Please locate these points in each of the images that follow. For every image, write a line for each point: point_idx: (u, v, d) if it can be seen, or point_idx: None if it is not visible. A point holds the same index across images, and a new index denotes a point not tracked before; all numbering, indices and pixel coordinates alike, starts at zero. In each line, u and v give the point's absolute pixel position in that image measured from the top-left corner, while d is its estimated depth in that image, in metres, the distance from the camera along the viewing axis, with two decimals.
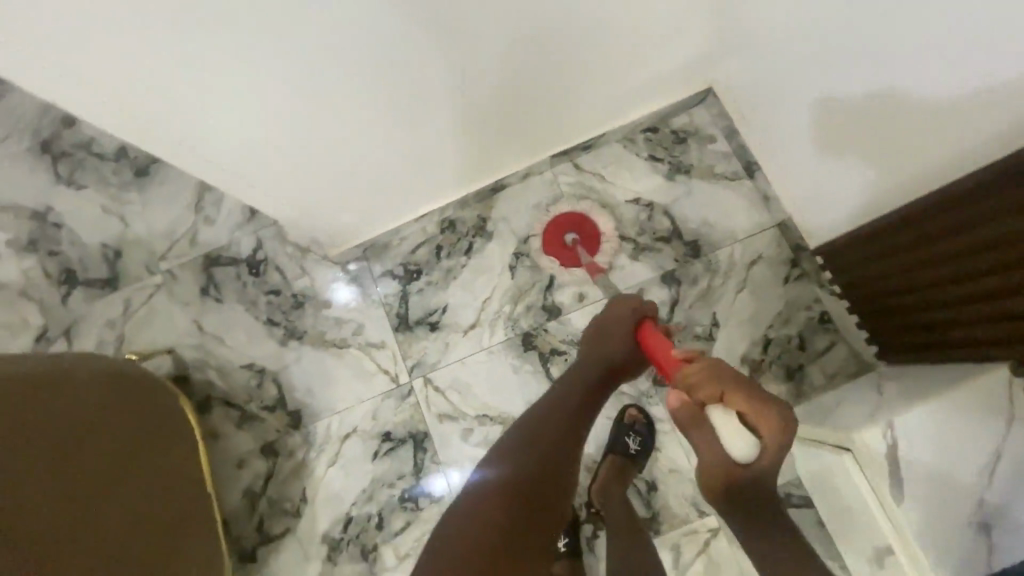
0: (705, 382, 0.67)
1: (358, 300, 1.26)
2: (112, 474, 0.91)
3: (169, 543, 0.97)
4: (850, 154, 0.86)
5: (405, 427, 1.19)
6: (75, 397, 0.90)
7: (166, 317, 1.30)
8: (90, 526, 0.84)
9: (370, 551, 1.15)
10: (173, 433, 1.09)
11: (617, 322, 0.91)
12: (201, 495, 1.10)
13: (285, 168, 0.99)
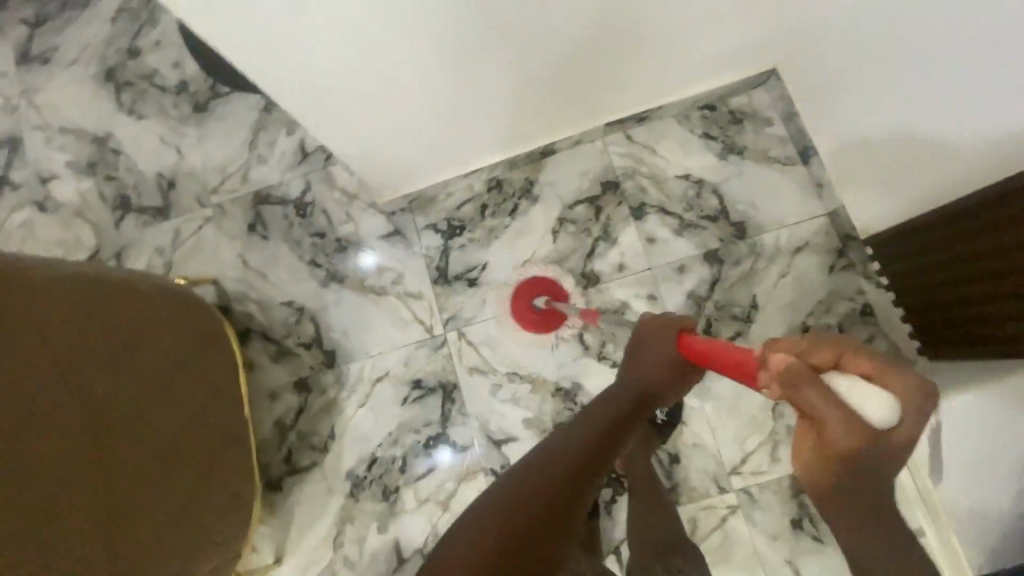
0: (816, 347, 0.61)
1: (399, 250, 1.28)
2: (120, 409, 0.84)
3: (192, 475, 0.93)
4: (898, 156, 0.94)
5: (435, 377, 1.21)
6: (72, 325, 0.80)
7: (213, 249, 1.34)
8: (96, 469, 0.77)
9: (392, 492, 1.18)
10: (192, 355, 1.02)
11: (656, 338, 0.90)
12: (231, 419, 1.07)
13: (350, 130, 0.98)
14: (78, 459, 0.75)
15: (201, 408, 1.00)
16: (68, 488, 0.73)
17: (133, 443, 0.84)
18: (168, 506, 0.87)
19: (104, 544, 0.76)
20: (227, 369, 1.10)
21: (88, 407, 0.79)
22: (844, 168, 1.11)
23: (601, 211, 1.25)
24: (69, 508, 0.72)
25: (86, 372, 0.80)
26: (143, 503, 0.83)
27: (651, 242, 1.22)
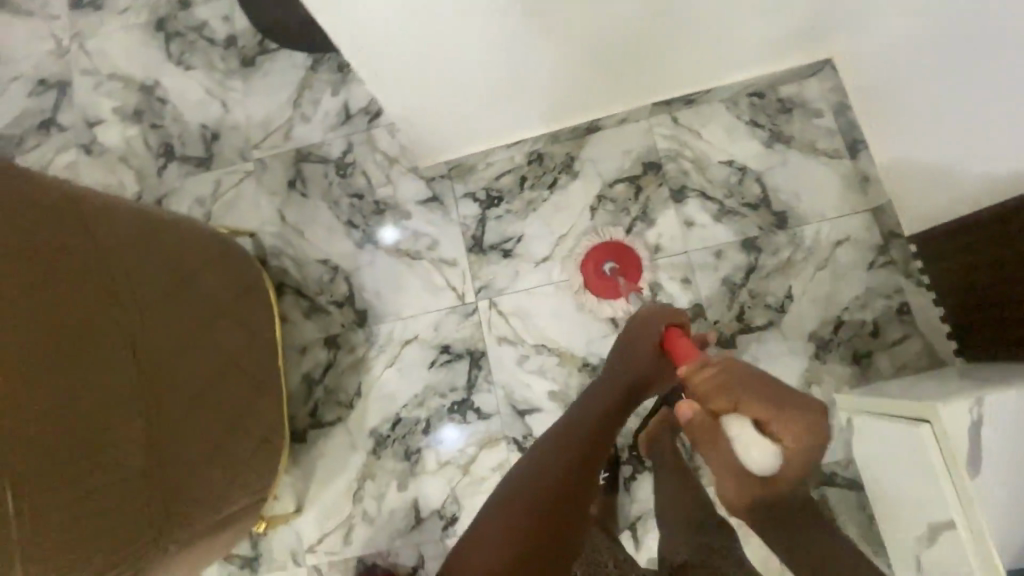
0: (718, 394, 0.80)
1: (436, 216, 1.29)
2: (145, 347, 0.78)
3: (220, 422, 0.89)
4: (945, 159, 0.95)
5: (464, 343, 1.22)
6: (95, 255, 0.74)
7: (253, 203, 1.35)
8: (130, 407, 0.72)
9: (414, 453, 1.19)
10: (214, 300, 0.97)
11: (648, 330, 0.97)
12: (254, 369, 1.03)
13: (413, 99, 0.99)
14: (110, 396, 0.70)
15: (224, 355, 0.95)
16: (103, 425, 0.68)
17: (161, 385, 0.79)
18: (200, 451, 0.83)
19: (145, 484, 0.72)
20: (249, 318, 1.06)
21: (117, 342, 0.73)
22: (896, 165, 1.10)
23: (641, 192, 1.24)
24: (106, 445, 0.68)
25: (112, 305, 0.74)
26: (177, 445, 0.79)
27: (689, 225, 1.21)
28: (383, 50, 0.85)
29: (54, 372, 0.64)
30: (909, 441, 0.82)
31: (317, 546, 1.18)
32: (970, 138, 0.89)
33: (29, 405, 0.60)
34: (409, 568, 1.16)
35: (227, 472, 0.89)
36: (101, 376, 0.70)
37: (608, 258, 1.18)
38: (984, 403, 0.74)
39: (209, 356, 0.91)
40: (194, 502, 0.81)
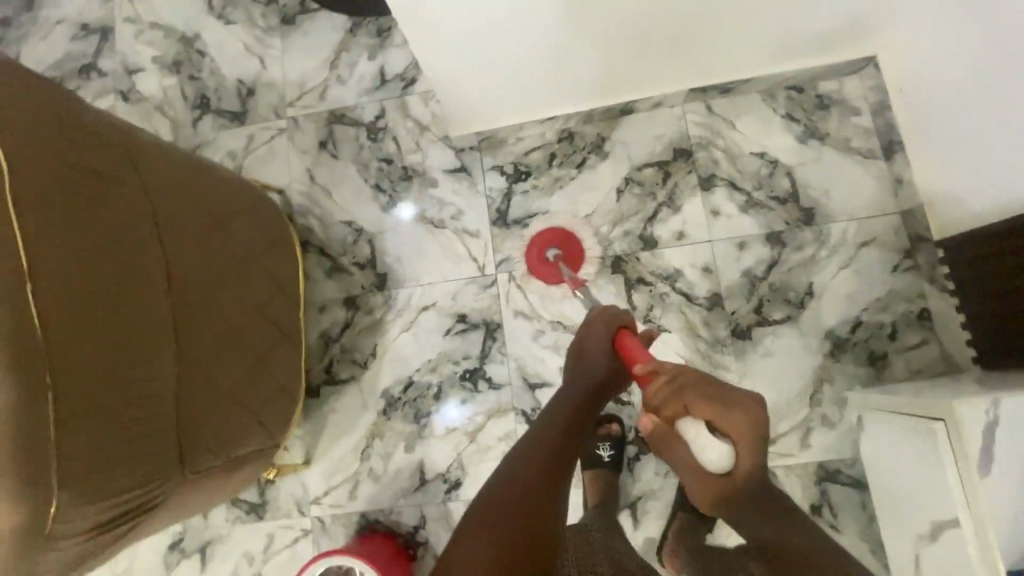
0: (671, 400, 0.76)
1: (462, 187, 1.30)
2: (172, 281, 0.79)
3: (240, 363, 0.90)
4: (986, 164, 0.94)
5: (481, 314, 1.24)
6: (127, 184, 0.75)
7: (283, 160, 1.37)
8: (158, 336, 0.73)
9: (423, 417, 1.21)
10: (242, 244, 0.97)
11: (598, 330, 0.93)
12: (277, 316, 1.03)
13: (451, 63, 1.00)
14: (141, 323, 0.71)
15: (249, 299, 0.95)
16: (135, 358, 0.69)
17: (185, 318, 0.80)
18: (218, 389, 0.84)
19: (168, 413, 0.73)
20: (277, 266, 1.06)
21: (148, 272, 0.74)
22: (931, 169, 1.08)
23: (669, 177, 1.24)
24: (136, 370, 0.69)
25: (144, 235, 0.75)
26: (198, 379, 0.80)
27: (715, 215, 1.21)
28: (419, 11, 0.86)
29: (88, 294, 0.65)
30: (920, 438, 0.83)
31: (322, 499, 1.21)
32: (1009, 143, 0.88)
33: (56, 348, 0.61)
34: (410, 527, 1.18)
35: (247, 413, 0.92)
36: (133, 302, 0.70)
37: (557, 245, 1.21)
38: (1001, 404, 0.74)
39: (226, 308, 0.89)
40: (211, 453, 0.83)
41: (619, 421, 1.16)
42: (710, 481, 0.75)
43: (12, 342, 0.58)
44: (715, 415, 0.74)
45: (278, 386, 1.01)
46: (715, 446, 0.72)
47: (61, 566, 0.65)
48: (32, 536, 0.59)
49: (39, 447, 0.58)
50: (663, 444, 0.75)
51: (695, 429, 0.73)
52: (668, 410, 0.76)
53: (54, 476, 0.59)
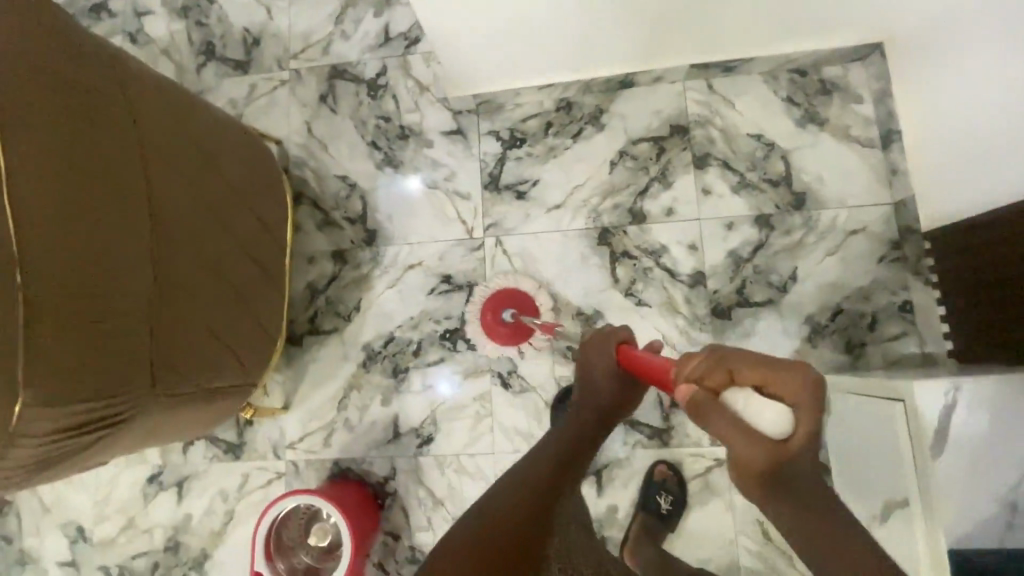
0: (710, 368, 0.55)
1: (457, 149, 1.30)
2: (161, 210, 0.81)
3: (219, 298, 0.91)
4: (973, 157, 0.94)
5: (465, 276, 1.25)
6: (111, 107, 0.76)
7: (283, 111, 1.37)
8: (135, 258, 0.75)
9: (401, 372, 1.23)
10: (230, 182, 0.98)
11: (601, 348, 0.86)
12: (261, 258, 1.04)
13: (448, 23, 1.01)
14: (116, 243, 0.72)
15: (233, 236, 0.96)
16: (115, 285, 0.71)
17: (166, 245, 0.81)
18: (197, 319, 0.86)
19: (142, 334, 0.75)
20: (264, 208, 1.07)
21: (129, 194, 0.75)
22: (926, 159, 1.07)
23: (664, 153, 1.23)
24: (106, 285, 0.70)
25: (126, 157, 0.76)
26: (175, 307, 0.81)
27: (706, 193, 1.21)
28: None
29: (73, 219, 0.68)
30: (882, 418, 0.83)
31: (297, 444, 1.24)
32: (993, 137, 0.88)
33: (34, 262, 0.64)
34: (381, 477, 1.21)
35: (229, 355, 0.94)
36: (109, 221, 0.72)
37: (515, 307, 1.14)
38: (962, 388, 0.73)
39: (216, 253, 0.91)
40: (187, 388, 0.85)
41: None
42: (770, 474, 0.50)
43: None
44: (769, 375, 0.51)
45: (258, 335, 1.03)
46: (774, 417, 0.49)
47: (30, 464, 0.68)
48: None
49: None
50: (705, 419, 0.53)
51: (743, 396, 0.51)
52: (711, 375, 0.55)
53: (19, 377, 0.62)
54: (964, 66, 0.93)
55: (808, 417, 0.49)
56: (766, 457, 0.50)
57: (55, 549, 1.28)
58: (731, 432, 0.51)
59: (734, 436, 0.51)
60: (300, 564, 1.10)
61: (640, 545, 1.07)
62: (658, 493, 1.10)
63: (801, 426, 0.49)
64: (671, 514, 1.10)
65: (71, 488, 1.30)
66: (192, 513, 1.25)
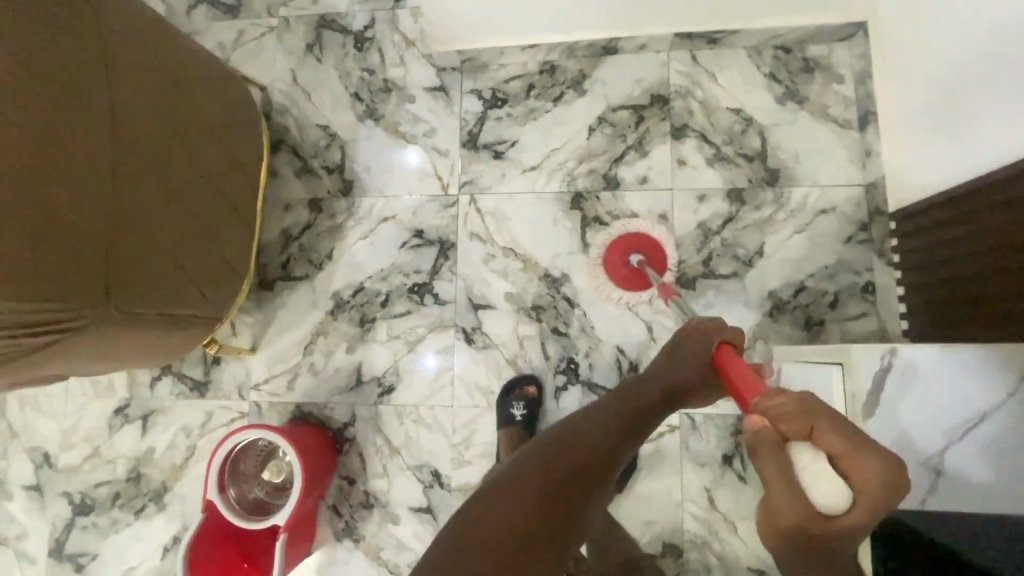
0: (791, 414, 0.51)
1: (439, 106, 1.30)
2: (137, 135, 0.83)
3: (182, 223, 0.92)
4: (937, 137, 0.95)
5: (438, 231, 1.26)
6: (80, 22, 0.77)
7: (270, 58, 1.37)
8: (87, 169, 0.76)
9: (367, 322, 1.25)
10: (203, 109, 0.98)
11: (702, 339, 0.80)
12: (231, 192, 1.04)
13: None
14: (73, 154, 0.74)
15: (210, 174, 0.98)
16: (74, 196, 0.74)
17: (127, 163, 0.82)
18: (156, 240, 0.86)
19: (92, 244, 0.76)
20: (240, 144, 1.07)
21: (93, 111, 0.77)
22: (898, 139, 1.07)
23: (642, 122, 1.24)
24: (62, 195, 0.73)
25: (85, 70, 0.77)
26: (133, 224, 0.82)
27: (681, 164, 1.21)
28: None
29: (40, 127, 0.71)
30: (821, 381, 0.85)
31: (262, 385, 1.26)
32: (954, 115, 0.89)
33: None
34: (340, 423, 1.22)
35: (191, 290, 0.96)
36: (75, 134, 0.75)
37: (643, 252, 1.15)
38: (898, 352, 0.75)
39: (190, 187, 0.93)
40: (145, 313, 0.87)
41: (536, 383, 1.16)
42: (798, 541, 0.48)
43: None
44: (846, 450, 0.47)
45: (226, 276, 1.05)
46: (827, 490, 0.46)
47: None
48: None
49: None
50: (759, 460, 0.51)
51: (808, 457, 0.48)
52: (790, 422, 0.51)
53: None
54: (934, 43, 0.93)
55: (871, 507, 0.45)
56: (802, 522, 0.47)
57: (20, 473, 1.31)
58: (775, 480, 0.49)
59: (779, 486, 0.49)
60: (251, 496, 1.13)
61: None
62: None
63: (858, 513, 0.45)
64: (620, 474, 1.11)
65: (40, 415, 1.32)
66: (155, 447, 1.27)
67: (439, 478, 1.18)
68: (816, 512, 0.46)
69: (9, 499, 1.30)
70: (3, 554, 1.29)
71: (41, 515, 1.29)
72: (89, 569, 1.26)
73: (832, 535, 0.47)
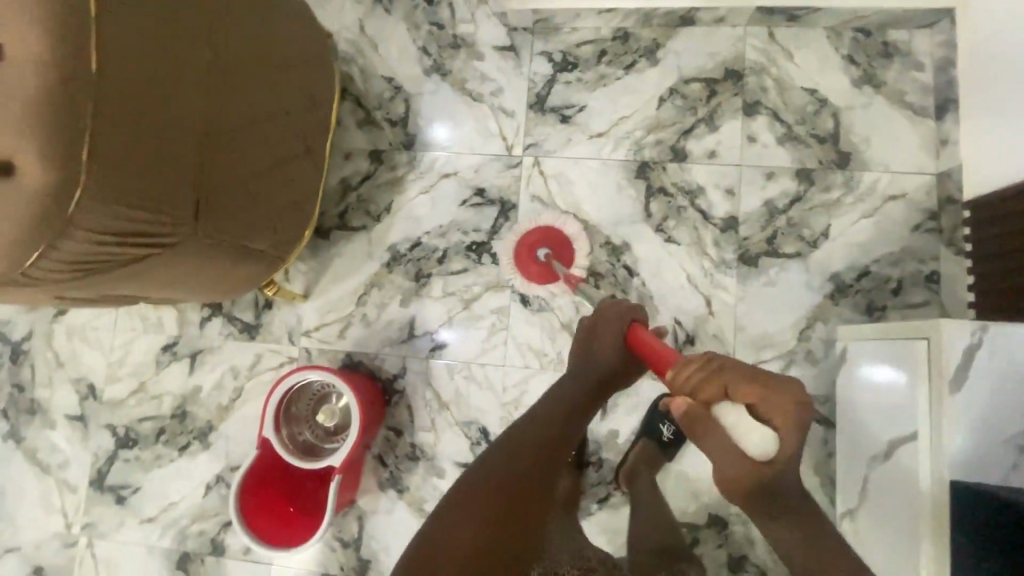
0: (704, 383, 0.68)
1: (508, 66, 1.29)
2: (232, 59, 0.81)
3: (263, 153, 0.90)
4: (1013, 127, 0.95)
5: (500, 191, 1.25)
6: None
7: (336, 5, 1.35)
8: (191, 82, 0.73)
9: (423, 277, 1.25)
10: (287, 38, 0.95)
11: (614, 321, 0.89)
12: (306, 130, 1.02)
13: None
14: (180, 70, 0.72)
15: (291, 110, 0.96)
16: (179, 114, 0.72)
17: (224, 82, 0.80)
18: (240, 166, 0.85)
19: (191, 161, 0.74)
20: (319, 82, 1.05)
21: (197, 29, 0.75)
22: (978, 128, 1.06)
23: (715, 96, 1.22)
24: (170, 111, 0.71)
25: None
26: (223, 148, 0.80)
27: (751, 141, 1.20)
28: None
29: (151, 38, 0.68)
30: (899, 355, 0.84)
31: (313, 332, 1.26)
32: None
33: (110, 68, 0.64)
34: (390, 375, 1.23)
35: (266, 225, 0.95)
36: (182, 50, 0.72)
37: (540, 243, 1.14)
38: (988, 330, 0.76)
39: (274, 120, 0.92)
40: (224, 242, 0.86)
41: None
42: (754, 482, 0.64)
43: (59, 26, 0.61)
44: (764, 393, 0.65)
45: (297, 216, 1.04)
46: (758, 438, 0.64)
47: (75, 268, 0.69)
48: (48, 215, 0.62)
49: (70, 132, 0.61)
50: (701, 436, 0.66)
51: (734, 413, 0.65)
52: (705, 389, 0.68)
53: (81, 167, 0.62)
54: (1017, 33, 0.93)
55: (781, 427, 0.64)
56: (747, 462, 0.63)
57: (64, 402, 1.31)
58: (723, 443, 0.64)
59: (724, 444, 0.64)
60: (302, 438, 1.14)
61: (642, 468, 1.11)
62: (662, 421, 1.12)
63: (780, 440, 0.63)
64: (671, 444, 1.12)
65: (87, 347, 1.32)
66: (202, 386, 1.27)
67: (487, 435, 1.19)
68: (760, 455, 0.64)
69: (52, 427, 1.31)
70: (45, 481, 1.30)
71: (84, 446, 1.29)
72: (131, 501, 1.27)
73: (777, 474, 0.64)
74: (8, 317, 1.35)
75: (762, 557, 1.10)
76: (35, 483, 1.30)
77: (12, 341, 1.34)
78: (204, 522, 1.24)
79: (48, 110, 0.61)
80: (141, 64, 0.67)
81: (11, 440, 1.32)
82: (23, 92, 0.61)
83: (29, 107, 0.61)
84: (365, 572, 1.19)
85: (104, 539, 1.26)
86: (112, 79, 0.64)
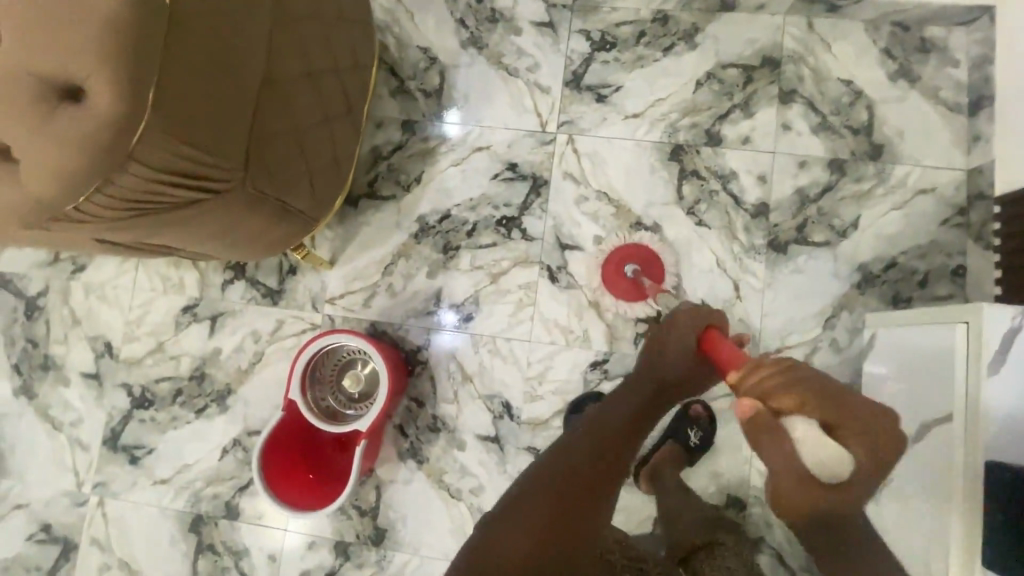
0: (783, 392, 0.70)
1: (545, 42, 1.28)
2: (288, 14, 0.81)
3: (311, 107, 0.89)
4: None
5: (532, 167, 1.25)
6: None
7: None
8: (251, 30, 0.73)
9: (451, 249, 1.24)
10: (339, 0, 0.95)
11: (688, 330, 0.93)
12: (350, 95, 1.01)
13: None
14: (242, 19, 0.71)
15: (338, 73, 0.96)
16: (240, 61, 0.71)
17: (279, 32, 0.79)
18: (290, 122, 0.84)
19: (247, 106, 0.73)
20: (364, 46, 1.04)
21: None
22: (1012, 123, 1.07)
23: (751, 83, 1.22)
24: (233, 59, 0.70)
25: None
26: (274, 101, 0.80)
27: (785, 129, 1.21)
28: None
29: None
30: (937, 339, 0.85)
31: (337, 300, 1.25)
32: None
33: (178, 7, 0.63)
34: (414, 345, 1.23)
35: (307, 186, 0.95)
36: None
37: (628, 261, 1.14)
38: None
39: (322, 79, 0.91)
40: (268, 197, 0.85)
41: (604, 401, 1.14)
42: (816, 501, 0.71)
43: None
44: (845, 418, 0.70)
45: (335, 180, 1.04)
46: (820, 450, 0.69)
47: (125, 206, 0.68)
48: (113, 143, 0.61)
49: (137, 65, 0.61)
50: (763, 445, 0.69)
51: (806, 428, 0.68)
52: (784, 399, 0.70)
53: (148, 98, 0.62)
54: None
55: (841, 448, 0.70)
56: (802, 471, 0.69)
57: (79, 359, 1.29)
58: (782, 452, 0.68)
59: (784, 454, 0.68)
60: (325, 403, 1.13)
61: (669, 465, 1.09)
62: (690, 427, 1.13)
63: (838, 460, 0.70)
64: (697, 449, 1.12)
65: (104, 304, 1.30)
66: (221, 349, 1.26)
67: (510, 409, 1.19)
68: (826, 482, 0.70)
69: (66, 385, 1.29)
70: (56, 437, 1.28)
71: (97, 404, 1.28)
72: (144, 462, 1.25)
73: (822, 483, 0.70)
74: (24, 271, 1.32)
75: (778, 540, 1.11)
76: (46, 440, 1.28)
77: (26, 296, 1.32)
78: (218, 486, 1.23)
79: (114, 41, 0.60)
80: (207, 7, 0.67)
81: (22, 396, 1.30)
82: (93, 14, 0.60)
83: (96, 31, 0.60)
84: (381, 541, 1.18)
85: (115, 499, 1.25)
86: (179, 19, 0.64)
